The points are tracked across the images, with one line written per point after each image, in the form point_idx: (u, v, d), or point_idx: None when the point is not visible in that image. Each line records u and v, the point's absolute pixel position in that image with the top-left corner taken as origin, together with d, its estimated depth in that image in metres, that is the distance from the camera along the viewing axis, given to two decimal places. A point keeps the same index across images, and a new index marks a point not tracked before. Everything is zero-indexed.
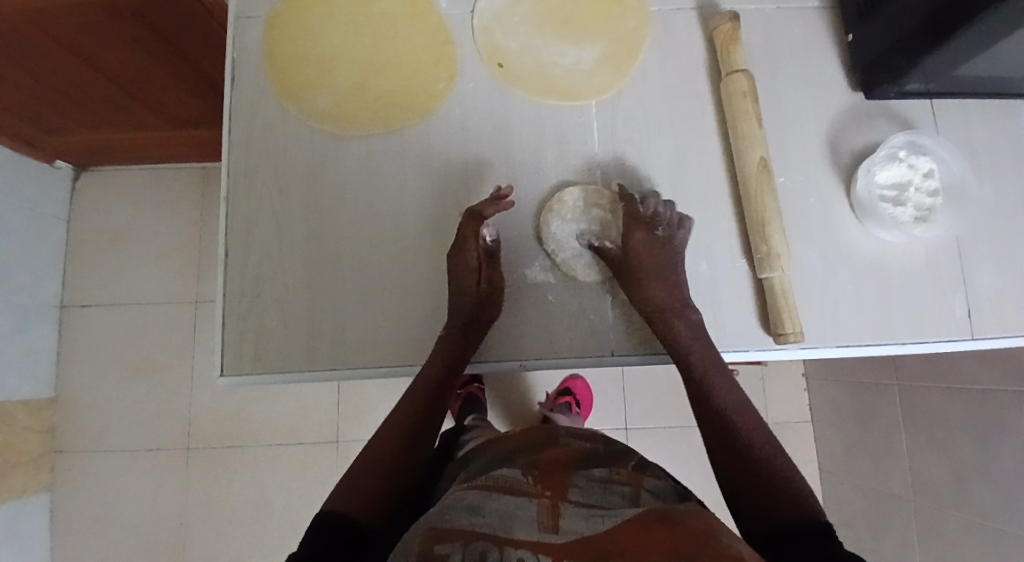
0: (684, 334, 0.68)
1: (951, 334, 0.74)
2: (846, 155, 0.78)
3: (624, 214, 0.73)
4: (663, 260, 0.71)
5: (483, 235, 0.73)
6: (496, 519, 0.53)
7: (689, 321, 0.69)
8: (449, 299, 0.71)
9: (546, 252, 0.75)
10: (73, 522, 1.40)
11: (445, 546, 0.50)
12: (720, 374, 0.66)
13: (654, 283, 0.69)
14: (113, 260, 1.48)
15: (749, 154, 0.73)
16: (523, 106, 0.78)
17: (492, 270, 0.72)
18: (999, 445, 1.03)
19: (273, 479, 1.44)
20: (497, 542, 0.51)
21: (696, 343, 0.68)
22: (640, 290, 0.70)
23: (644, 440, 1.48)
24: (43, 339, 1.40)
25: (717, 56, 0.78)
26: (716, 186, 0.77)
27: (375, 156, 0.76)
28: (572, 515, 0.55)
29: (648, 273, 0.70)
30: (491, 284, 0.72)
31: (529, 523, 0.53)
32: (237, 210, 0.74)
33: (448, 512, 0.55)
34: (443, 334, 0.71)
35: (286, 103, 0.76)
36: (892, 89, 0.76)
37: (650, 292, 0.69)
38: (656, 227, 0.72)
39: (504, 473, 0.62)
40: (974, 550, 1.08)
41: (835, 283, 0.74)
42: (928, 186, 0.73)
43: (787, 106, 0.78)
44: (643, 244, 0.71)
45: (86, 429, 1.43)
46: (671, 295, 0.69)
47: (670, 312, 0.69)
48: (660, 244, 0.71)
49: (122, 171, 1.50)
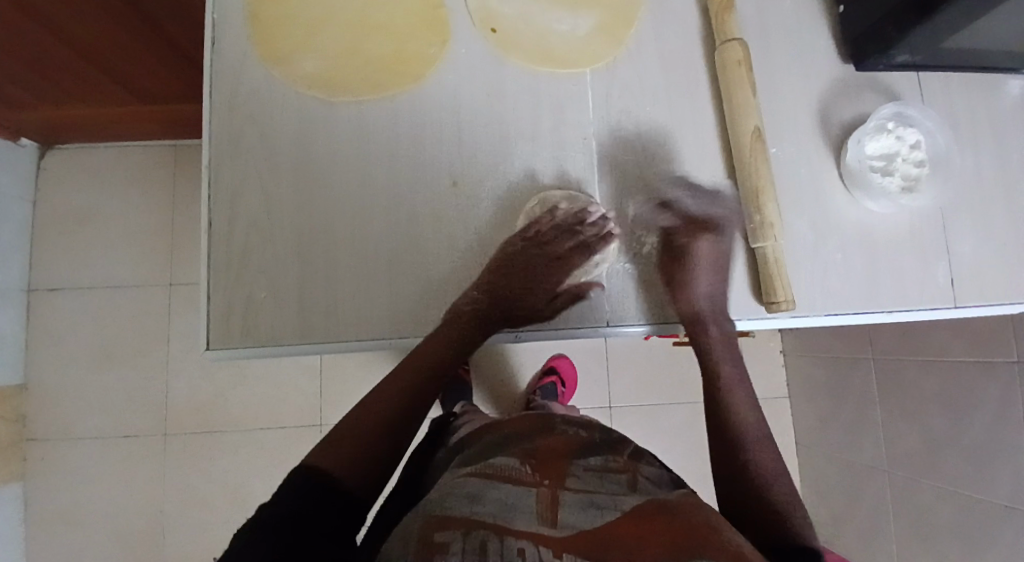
0: (720, 341, 0.73)
1: (934, 303, 0.75)
2: (836, 126, 0.78)
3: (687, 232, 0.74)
4: (712, 268, 0.73)
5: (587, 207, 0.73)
6: (498, 509, 0.54)
7: (726, 335, 0.73)
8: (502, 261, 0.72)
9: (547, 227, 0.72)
10: (45, 513, 1.36)
11: (445, 533, 0.51)
12: (738, 388, 0.72)
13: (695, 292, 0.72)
14: (83, 242, 1.43)
15: (743, 123, 0.74)
16: (517, 73, 0.77)
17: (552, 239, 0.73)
18: (970, 414, 1.06)
19: (254, 465, 1.41)
20: (496, 531, 0.51)
21: (724, 356, 0.73)
22: (685, 296, 0.73)
23: (627, 418, 1.49)
24: (10, 324, 1.35)
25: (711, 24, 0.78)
26: (710, 156, 0.77)
27: (367, 122, 0.74)
28: (571, 504, 0.56)
29: (693, 277, 0.73)
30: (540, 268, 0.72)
31: (529, 516, 0.54)
32: (221, 180, 0.71)
33: (448, 500, 0.56)
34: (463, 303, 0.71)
35: (272, 67, 0.74)
36: (881, 61, 0.77)
37: (693, 300, 0.73)
38: (715, 234, 0.74)
39: (503, 462, 0.62)
40: (946, 517, 1.12)
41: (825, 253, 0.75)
42: (915, 156, 0.75)
43: (779, 76, 0.79)
44: (699, 252, 0.73)
45: (57, 417, 1.38)
46: (713, 305, 0.73)
47: (710, 320, 0.73)
48: (715, 254, 0.73)
49: (92, 148, 1.44)
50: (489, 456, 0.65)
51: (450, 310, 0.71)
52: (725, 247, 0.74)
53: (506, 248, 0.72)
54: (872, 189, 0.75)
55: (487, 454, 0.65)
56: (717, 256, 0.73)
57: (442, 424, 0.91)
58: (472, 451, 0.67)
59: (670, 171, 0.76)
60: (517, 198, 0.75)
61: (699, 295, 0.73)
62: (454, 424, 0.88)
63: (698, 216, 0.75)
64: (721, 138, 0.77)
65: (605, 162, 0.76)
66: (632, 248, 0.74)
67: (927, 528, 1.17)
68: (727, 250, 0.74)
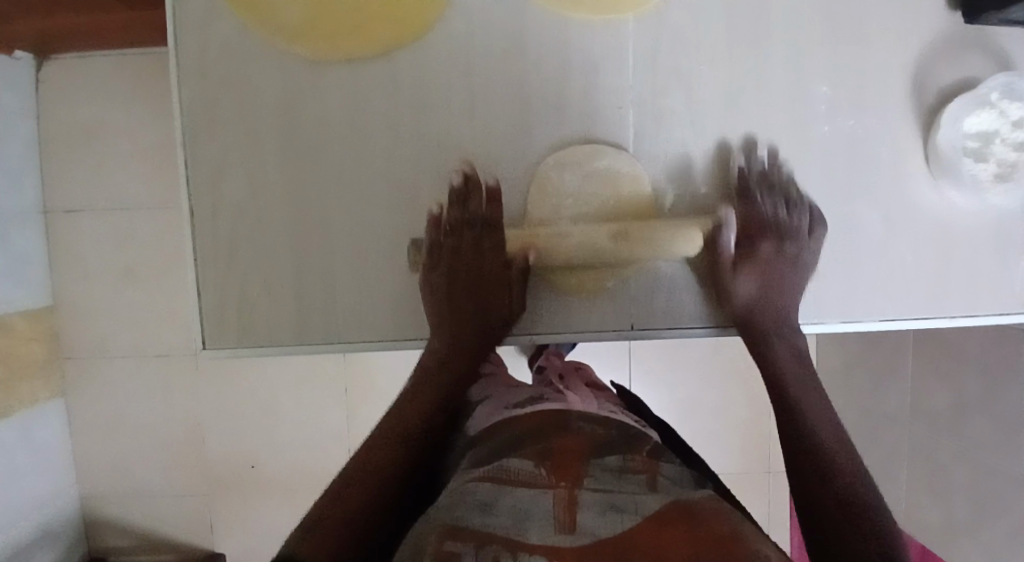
0: (786, 356, 0.66)
1: (1006, 307, 0.69)
2: (930, 93, 0.67)
3: (753, 224, 0.68)
4: (770, 276, 0.67)
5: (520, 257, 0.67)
6: (513, 521, 0.49)
7: (794, 348, 0.66)
8: (466, 256, 0.67)
9: (475, 244, 0.67)
10: (89, 423, 1.44)
11: (456, 545, 0.47)
12: (814, 401, 0.62)
13: (770, 296, 0.67)
14: (91, 161, 1.36)
15: (595, 232, 0.67)
16: (543, 21, 0.65)
17: (489, 269, 0.67)
18: (1007, 384, 0.98)
19: (282, 385, 1.44)
20: (509, 546, 0.46)
21: (795, 372, 0.64)
22: (756, 306, 0.67)
23: (649, 350, 1.47)
24: (30, 245, 1.34)
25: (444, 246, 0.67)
26: (762, 159, 0.67)
27: (360, 88, 0.66)
28: (590, 507, 0.51)
29: (758, 285, 0.67)
30: (486, 245, 0.67)
31: (545, 524, 0.49)
32: (200, 161, 0.66)
33: (459, 509, 0.52)
34: (440, 301, 0.68)
35: (249, 19, 0.65)
36: (994, 18, 0.64)
37: (763, 310, 0.67)
38: (785, 244, 0.67)
39: (516, 461, 0.58)
40: (964, 479, 1.08)
41: (797, 191, 0.67)
42: (1016, 137, 0.65)
43: (861, 26, 0.66)
44: (753, 264, 0.67)
45: (90, 334, 1.41)
46: (786, 319, 0.67)
47: (773, 333, 0.67)
48: (782, 268, 0.67)
49: (90, 58, 1.34)
50: (501, 453, 0.60)
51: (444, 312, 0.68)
52: (800, 253, 0.68)
53: (470, 245, 0.67)
54: (960, 178, 0.66)
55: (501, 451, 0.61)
56: (786, 264, 0.67)
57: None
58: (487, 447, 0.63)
59: (706, 155, 0.67)
60: (530, 183, 0.67)
61: (759, 311, 0.67)
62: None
63: (758, 222, 0.68)
64: (775, 155, 0.67)
65: (645, 136, 0.67)
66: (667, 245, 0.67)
67: (942, 484, 1.14)
68: (802, 252, 0.68)
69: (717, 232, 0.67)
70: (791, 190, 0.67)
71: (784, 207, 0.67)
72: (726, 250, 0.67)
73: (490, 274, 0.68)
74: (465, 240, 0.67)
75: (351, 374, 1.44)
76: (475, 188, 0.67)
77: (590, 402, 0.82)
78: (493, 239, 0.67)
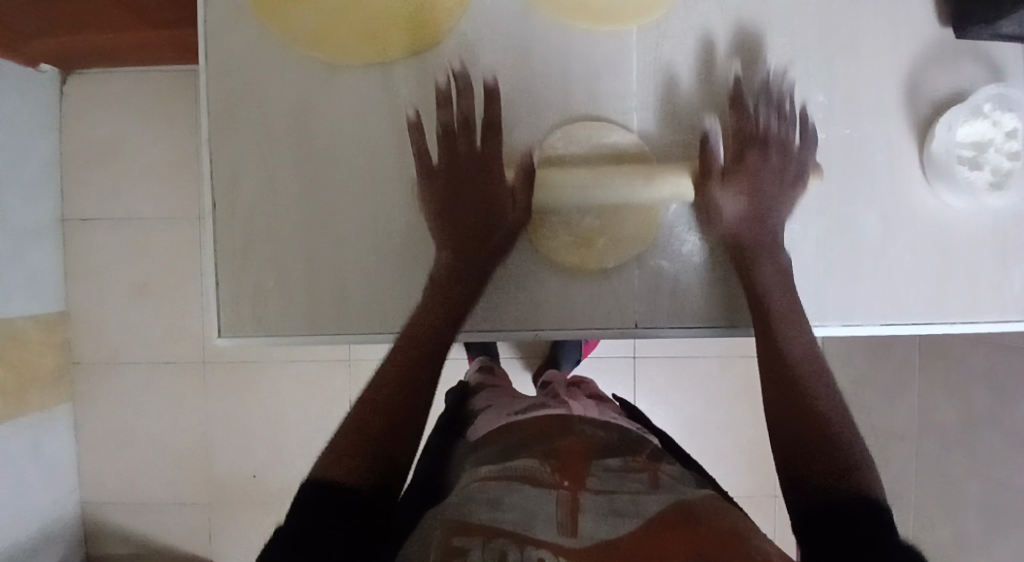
0: (770, 273, 0.67)
1: (1005, 313, 0.70)
2: (924, 102, 0.69)
3: (745, 130, 0.69)
4: (760, 188, 0.68)
5: (525, 156, 0.69)
6: (520, 517, 0.48)
7: (779, 267, 0.68)
8: (468, 166, 0.68)
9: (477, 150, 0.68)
10: (96, 431, 1.44)
11: (464, 540, 0.46)
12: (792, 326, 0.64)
13: (761, 208, 0.68)
14: (109, 172, 1.40)
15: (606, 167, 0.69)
16: (549, 31, 0.69)
17: (491, 181, 0.68)
18: (1016, 398, 0.98)
19: (288, 394, 1.45)
20: (517, 540, 0.45)
21: (775, 288, 0.67)
22: (746, 219, 0.68)
23: (653, 366, 1.47)
24: (47, 254, 1.37)
25: (454, 184, 0.68)
26: (763, 70, 0.69)
27: (376, 92, 0.69)
28: (592, 510, 0.50)
29: (750, 193, 0.68)
30: (487, 161, 0.68)
31: (551, 521, 0.49)
32: (221, 157, 0.69)
33: (467, 505, 0.52)
34: (438, 209, 0.69)
35: (270, 25, 0.68)
36: (985, 31, 0.67)
37: (751, 223, 0.68)
38: (774, 156, 0.69)
39: (523, 461, 0.58)
40: (975, 495, 1.07)
41: (790, 104, 0.69)
42: (1009, 147, 0.67)
43: (856, 39, 0.69)
44: (747, 173, 0.68)
45: (102, 342, 1.43)
46: (772, 234, 0.68)
47: (760, 249, 0.68)
48: (772, 179, 0.69)
49: (112, 74, 1.39)
50: (506, 455, 0.61)
51: (445, 218, 0.68)
52: (789, 166, 0.69)
53: (468, 158, 0.68)
54: (955, 183, 0.67)
55: (507, 452, 0.61)
56: (777, 176, 0.69)
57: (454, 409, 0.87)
58: (491, 449, 0.64)
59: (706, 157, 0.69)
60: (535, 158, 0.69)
61: (750, 226, 0.68)
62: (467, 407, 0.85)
63: (750, 129, 0.69)
64: (776, 68, 0.69)
65: (648, 141, 0.69)
66: (668, 242, 0.69)
67: (952, 502, 1.12)
68: (789, 155, 0.69)
69: (706, 145, 0.69)
70: (775, 97, 0.69)
71: (773, 122, 0.69)
72: (716, 155, 0.69)
73: (493, 184, 0.68)
74: (465, 154, 0.68)
75: (358, 386, 1.45)
76: (466, 88, 0.69)
77: (591, 409, 0.83)
78: (491, 145, 0.68)
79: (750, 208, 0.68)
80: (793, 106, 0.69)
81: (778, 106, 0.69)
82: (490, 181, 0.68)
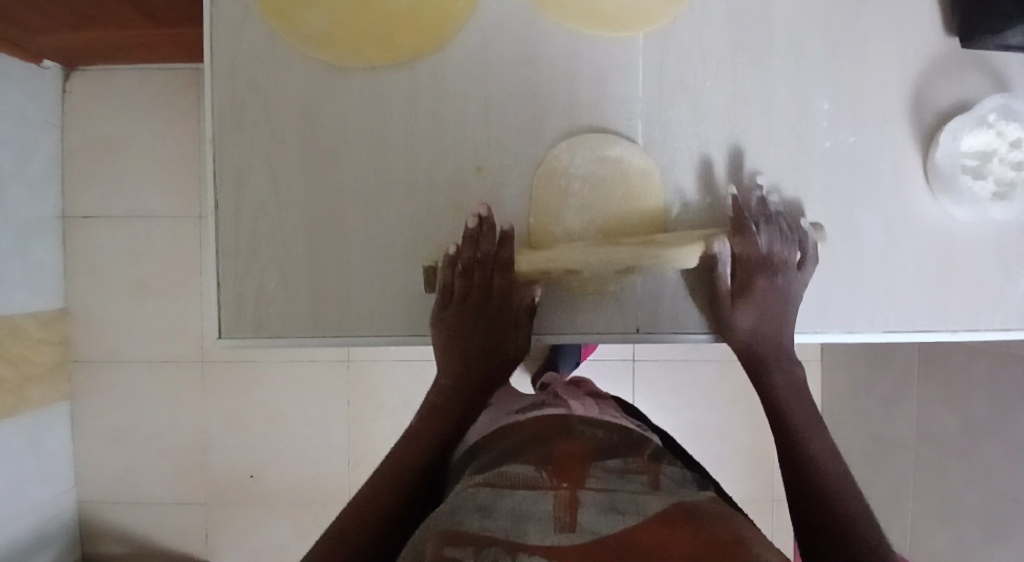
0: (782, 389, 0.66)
1: (1006, 324, 0.70)
2: (929, 111, 0.69)
3: (752, 255, 0.66)
4: (767, 311, 0.67)
5: (530, 292, 0.68)
6: (510, 523, 0.48)
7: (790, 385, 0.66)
8: (471, 291, 0.67)
9: (481, 284, 0.67)
10: (94, 428, 1.44)
11: (454, 550, 0.45)
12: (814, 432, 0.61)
13: (768, 329, 0.67)
14: (111, 169, 1.40)
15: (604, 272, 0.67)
16: (557, 36, 0.69)
17: (496, 307, 0.68)
18: (1016, 407, 0.98)
19: (287, 394, 1.45)
20: (507, 546, 0.44)
21: (792, 408, 0.64)
22: (753, 338, 0.67)
23: (652, 371, 1.47)
24: (47, 250, 1.37)
25: (456, 312, 0.68)
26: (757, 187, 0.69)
27: (382, 94, 0.69)
28: (591, 504, 0.50)
29: (758, 312, 0.67)
30: (491, 291, 0.67)
31: (547, 520, 0.48)
32: (225, 157, 0.69)
33: (461, 513, 0.51)
34: (441, 330, 0.68)
35: (278, 26, 0.68)
36: (991, 42, 0.66)
37: (760, 341, 0.67)
38: (782, 277, 0.67)
39: (517, 468, 0.57)
40: (974, 504, 1.07)
41: (796, 225, 0.67)
42: (1013, 157, 0.67)
43: (862, 48, 0.69)
44: (754, 296, 0.67)
45: (101, 339, 1.42)
46: (778, 355, 0.67)
47: (767, 368, 0.67)
48: (779, 298, 0.67)
49: (115, 71, 1.38)
50: (504, 456, 0.60)
51: (447, 339, 0.68)
52: (795, 288, 0.67)
53: (472, 292, 0.67)
54: (960, 193, 0.68)
55: (504, 453, 0.61)
56: (784, 296, 0.67)
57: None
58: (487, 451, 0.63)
59: (712, 163, 0.69)
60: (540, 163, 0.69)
61: (758, 344, 0.67)
62: None
63: (757, 254, 0.66)
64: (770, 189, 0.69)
65: (653, 146, 0.69)
66: None
67: (950, 510, 1.12)
68: (802, 286, 0.67)
69: (715, 270, 0.66)
70: (797, 226, 0.67)
71: (782, 242, 0.66)
72: (724, 283, 0.66)
73: (495, 315, 0.68)
74: (467, 284, 0.67)
75: (357, 386, 1.45)
76: (488, 229, 0.67)
77: (592, 409, 0.83)
78: (496, 277, 0.67)
79: (757, 334, 0.67)
80: (792, 111, 0.69)
81: (782, 123, 0.69)
82: (495, 309, 0.68)
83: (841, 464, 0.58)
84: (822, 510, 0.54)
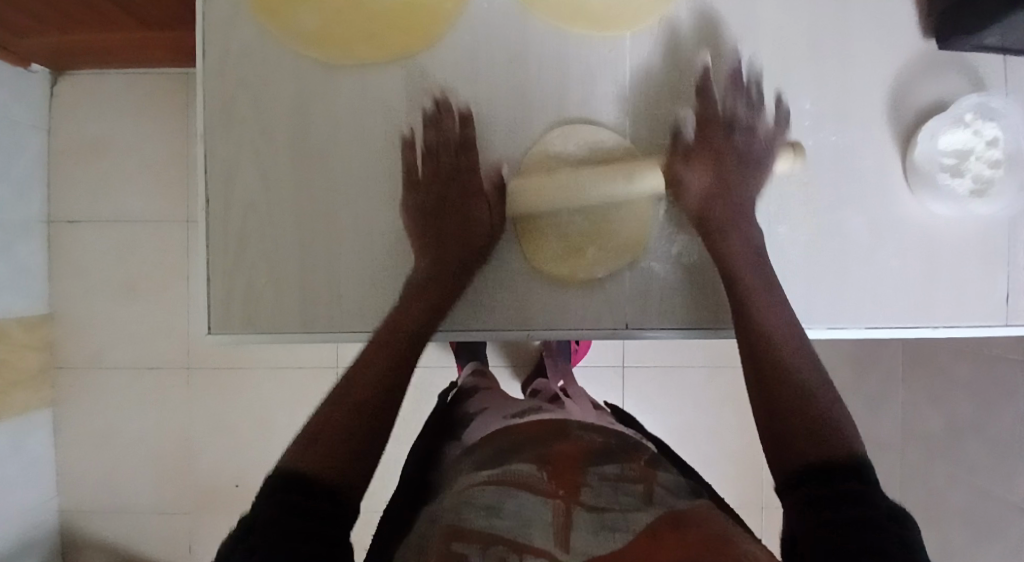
0: (735, 248, 0.67)
1: (988, 318, 0.71)
2: (909, 111, 0.71)
3: (712, 116, 0.70)
4: (724, 168, 0.69)
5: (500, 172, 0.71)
6: (515, 524, 0.50)
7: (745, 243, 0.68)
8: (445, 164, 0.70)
9: (454, 145, 0.70)
10: (76, 435, 1.42)
11: (463, 546, 0.48)
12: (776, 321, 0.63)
13: (727, 190, 0.69)
14: (97, 173, 1.39)
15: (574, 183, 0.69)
16: (546, 36, 0.70)
17: (468, 184, 0.70)
18: (999, 406, 0.99)
19: (274, 400, 1.43)
20: (514, 548, 0.47)
21: (740, 265, 0.67)
22: (714, 198, 0.69)
23: (641, 376, 1.48)
24: (31, 254, 1.35)
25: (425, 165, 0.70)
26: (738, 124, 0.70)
27: (373, 92, 0.70)
28: (583, 524, 0.50)
29: (716, 169, 0.69)
30: (463, 163, 0.70)
31: (546, 529, 0.49)
32: (216, 154, 0.69)
33: (465, 509, 0.53)
34: (416, 207, 0.70)
35: (269, 25, 0.69)
36: (968, 43, 0.68)
37: (719, 200, 0.69)
38: (740, 139, 0.70)
39: (519, 466, 0.58)
40: (960, 504, 1.08)
41: (758, 92, 0.71)
42: (990, 155, 0.69)
43: (843, 50, 0.71)
44: (712, 149, 0.70)
45: (85, 345, 1.41)
46: (736, 214, 0.69)
47: (724, 226, 0.68)
48: (737, 159, 0.70)
49: (103, 75, 1.38)
50: (502, 459, 0.61)
51: (421, 214, 0.70)
52: (754, 150, 0.70)
53: (446, 164, 0.70)
54: (940, 190, 0.69)
55: (502, 456, 0.61)
56: (742, 157, 0.70)
57: (447, 413, 0.86)
58: (485, 453, 0.63)
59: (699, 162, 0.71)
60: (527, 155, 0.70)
61: (714, 200, 0.69)
62: (462, 409, 0.85)
63: (716, 113, 0.70)
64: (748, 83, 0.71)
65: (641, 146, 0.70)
66: (657, 245, 0.70)
67: (937, 511, 1.13)
68: (762, 146, 0.70)
69: (674, 127, 0.70)
70: (752, 89, 0.71)
71: (740, 103, 0.70)
72: (682, 136, 0.70)
73: (469, 196, 0.70)
74: (443, 160, 0.70)
75: None
76: (454, 111, 0.70)
77: (587, 414, 0.83)
78: (468, 157, 0.70)
79: (717, 192, 0.69)
80: (773, 114, 0.71)
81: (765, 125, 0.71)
82: (466, 188, 0.70)
83: (805, 363, 0.60)
84: (791, 407, 0.56)
